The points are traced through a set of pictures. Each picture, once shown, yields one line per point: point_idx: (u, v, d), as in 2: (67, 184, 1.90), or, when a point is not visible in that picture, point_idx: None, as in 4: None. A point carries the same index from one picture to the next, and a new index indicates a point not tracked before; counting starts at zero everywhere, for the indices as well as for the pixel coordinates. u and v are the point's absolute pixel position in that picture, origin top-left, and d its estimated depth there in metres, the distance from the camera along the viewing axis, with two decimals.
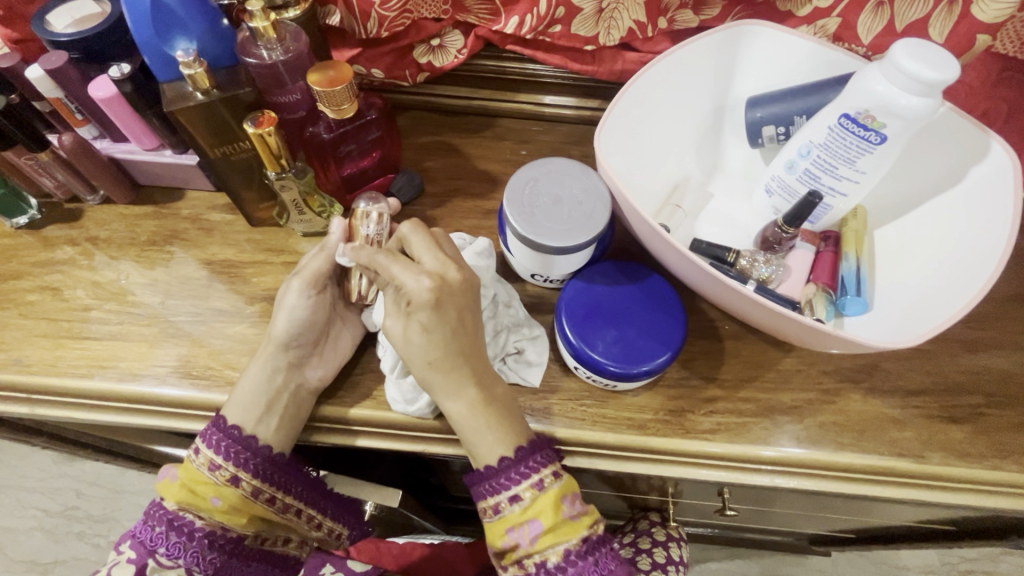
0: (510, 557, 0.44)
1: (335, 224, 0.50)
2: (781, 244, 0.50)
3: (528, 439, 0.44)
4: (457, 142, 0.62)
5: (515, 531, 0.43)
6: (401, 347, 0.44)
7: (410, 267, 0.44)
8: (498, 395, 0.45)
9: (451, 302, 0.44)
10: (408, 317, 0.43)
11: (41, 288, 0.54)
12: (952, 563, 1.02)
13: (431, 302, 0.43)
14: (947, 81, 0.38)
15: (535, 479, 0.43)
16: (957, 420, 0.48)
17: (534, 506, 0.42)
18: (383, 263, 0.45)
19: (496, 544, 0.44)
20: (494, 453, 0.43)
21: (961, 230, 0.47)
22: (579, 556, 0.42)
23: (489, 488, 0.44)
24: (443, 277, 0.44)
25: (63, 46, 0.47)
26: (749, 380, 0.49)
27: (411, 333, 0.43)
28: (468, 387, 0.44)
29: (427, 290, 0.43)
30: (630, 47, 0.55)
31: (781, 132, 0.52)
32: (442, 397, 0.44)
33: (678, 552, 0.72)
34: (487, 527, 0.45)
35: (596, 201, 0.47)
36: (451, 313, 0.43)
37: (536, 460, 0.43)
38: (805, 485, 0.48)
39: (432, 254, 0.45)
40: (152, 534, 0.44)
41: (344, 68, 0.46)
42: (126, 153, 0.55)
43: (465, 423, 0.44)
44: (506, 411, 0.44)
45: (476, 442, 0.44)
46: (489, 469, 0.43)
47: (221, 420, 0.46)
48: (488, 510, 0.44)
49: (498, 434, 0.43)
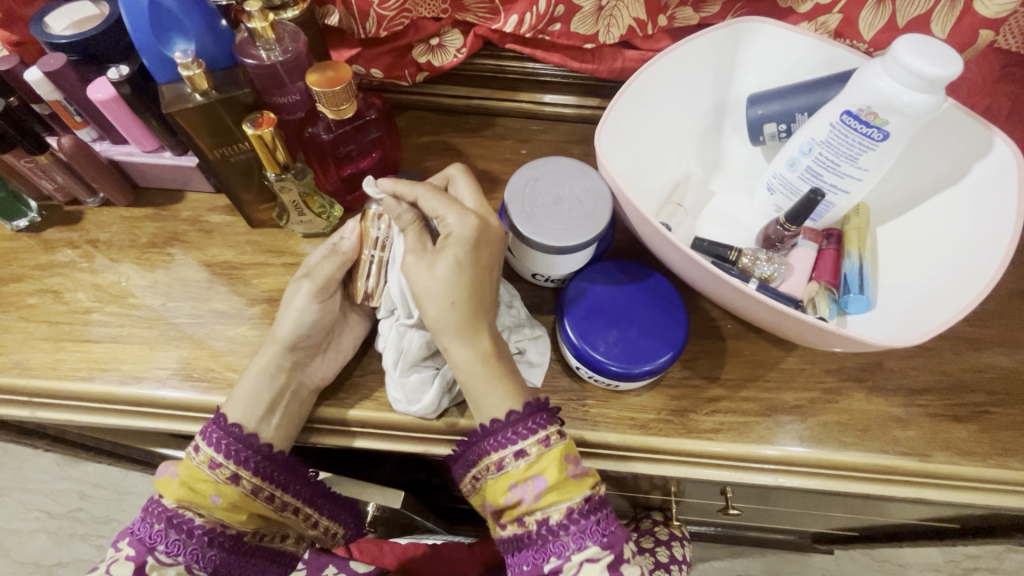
0: (510, 514, 0.43)
1: (347, 228, 0.50)
2: (783, 242, 0.50)
3: (533, 399, 0.44)
4: (456, 142, 0.61)
5: (517, 487, 0.42)
6: (423, 285, 0.43)
7: (453, 206, 0.46)
8: (506, 352, 0.45)
9: (487, 245, 0.45)
10: (441, 253, 0.44)
11: (41, 290, 0.54)
12: (956, 561, 1.02)
13: (471, 239, 0.44)
14: (950, 77, 0.38)
15: (540, 436, 0.42)
16: (961, 418, 0.47)
17: (539, 463, 0.42)
18: (424, 197, 0.46)
19: (497, 501, 0.43)
20: (501, 408, 0.43)
21: (965, 226, 0.47)
22: (581, 515, 0.42)
23: (492, 445, 0.43)
24: (483, 219, 0.46)
25: (62, 49, 0.47)
26: (752, 379, 0.49)
27: (441, 270, 0.43)
28: (483, 336, 0.44)
29: (470, 228, 0.45)
30: (630, 46, 0.55)
31: (782, 129, 0.52)
32: (453, 343, 0.44)
33: (680, 551, 0.72)
34: (488, 485, 0.44)
35: (597, 200, 0.47)
36: (484, 256, 0.45)
37: (540, 419, 0.42)
38: (808, 484, 0.48)
39: (472, 201, 0.48)
40: (151, 532, 0.44)
41: (343, 68, 0.46)
42: (126, 155, 0.55)
43: (473, 373, 0.44)
44: (513, 368, 0.45)
45: (483, 393, 0.43)
46: (495, 423, 0.43)
47: (221, 417, 0.45)
48: (490, 467, 0.43)
49: (506, 388, 0.44)
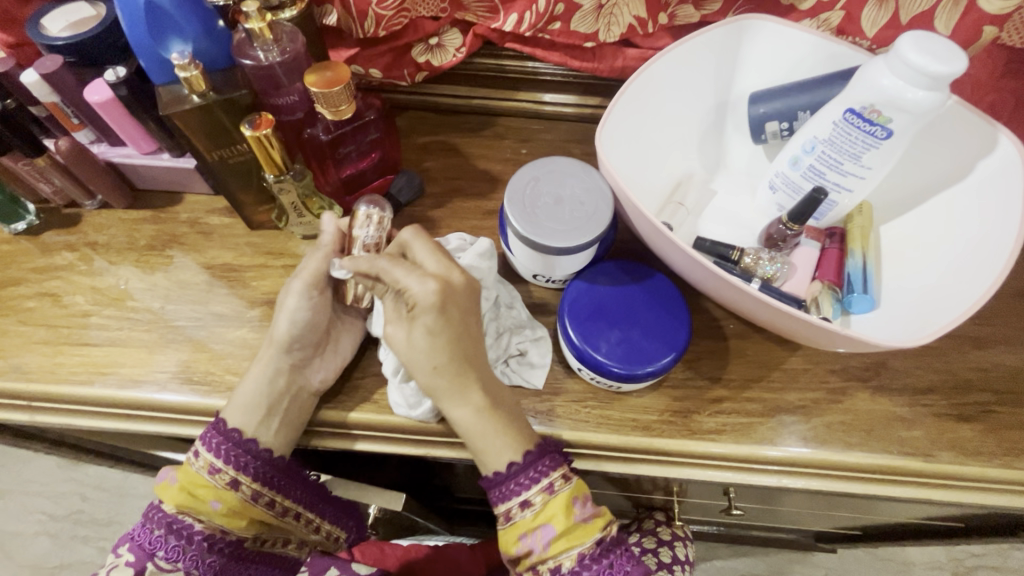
0: (523, 563, 0.43)
1: (324, 221, 0.49)
2: (786, 241, 0.49)
3: (535, 444, 0.44)
4: (456, 142, 0.61)
5: (528, 537, 0.42)
6: (405, 353, 0.44)
7: (413, 272, 0.43)
8: (502, 399, 0.45)
9: (456, 307, 0.43)
10: (413, 322, 0.43)
11: (40, 294, 0.54)
12: (960, 559, 1.01)
13: (437, 306, 0.42)
14: (954, 74, 0.37)
15: (546, 483, 0.43)
16: (967, 418, 0.47)
17: (546, 510, 0.42)
18: (383, 267, 0.44)
19: (509, 550, 0.44)
20: (502, 459, 0.43)
21: (969, 225, 0.47)
22: (593, 559, 0.42)
23: (500, 494, 0.43)
24: (446, 280, 0.43)
25: (58, 50, 0.46)
26: (755, 380, 0.49)
27: (417, 339, 0.43)
28: (474, 393, 0.44)
29: (432, 294, 0.42)
30: (631, 44, 0.54)
31: (784, 127, 0.51)
32: (449, 405, 0.44)
33: (683, 551, 0.72)
34: (499, 535, 0.44)
35: (598, 200, 0.47)
36: (457, 318, 0.43)
37: (545, 464, 0.43)
38: (813, 485, 0.48)
39: (432, 261, 0.44)
40: (151, 538, 0.44)
41: (342, 69, 0.46)
42: (124, 157, 0.55)
43: (473, 430, 0.44)
44: (512, 416, 0.44)
45: (485, 447, 0.44)
46: (499, 476, 0.43)
47: (220, 421, 0.45)
48: (499, 518, 0.44)
49: (505, 440, 0.43)
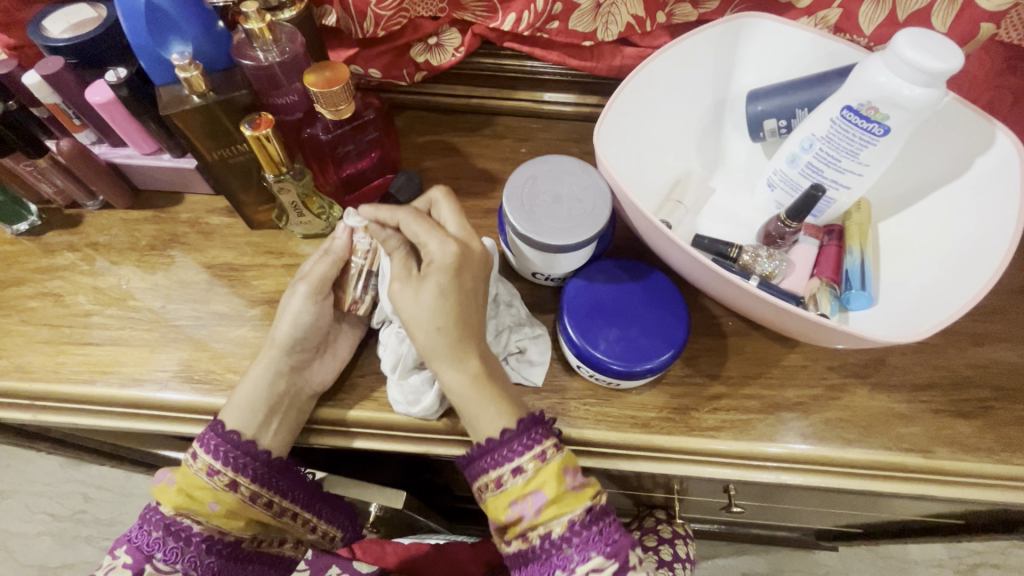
0: (513, 530, 0.44)
1: (337, 228, 0.49)
2: (784, 239, 0.50)
3: (528, 414, 0.44)
4: (456, 142, 0.61)
5: (518, 503, 0.43)
6: (409, 311, 0.44)
7: (434, 231, 0.45)
8: (498, 372, 0.45)
9: (470, 271, 0.45)
10: (424, 280, 0.44)
11: (41, 294, 0.54)
12: (961, 557, 1.01)
13: (453, 267, 0.44)
14: (951, 71, 0.38)
15: (537, 451, 0.42)
16: (966, 414, 0.47)
17: (537, 478, 0.42)
18: (405, 222, 0.45)
19: (498, 518, 0.44)
20: (494, 428, 0.43)
21: (968, 221, 0.47)
22: (583, 526, 0.42)
23: (491, 463, 0.43)
24: (466, 244, 0.45)
25: (60, 52, 0.47)
26: (754, 377, 0.49)
27: (425, 296, 0.43)
28: (471, 360, 0.44)
29: (451, 254, 0.44)
30: (629, 43, 0.55)
31: (782, 125, 0.51)
32: (444, 366, 0.44)
33: (684, 550, 0.72)
34: (489, 503, 0.44)
35: (596, 199, 0.47)
36: (469, 281, 0.45)
37: (536, 433, 0.43)
38: (811, 481, 0.48)
39: (452, 225, 0.46)
40: (149, 540, 0.44)
41: (341, 68, 0.46)
42: (125, 157, 0.55)
43: (465, 395, 0.44)
44: (507, 388, 0.45)
45: (476, 414, 0.44)
46: (490, 444, 0.43)
47: (220, 423, 0.46)
48: (489, 484, 0.44)
49: (499, 408, 0.44)
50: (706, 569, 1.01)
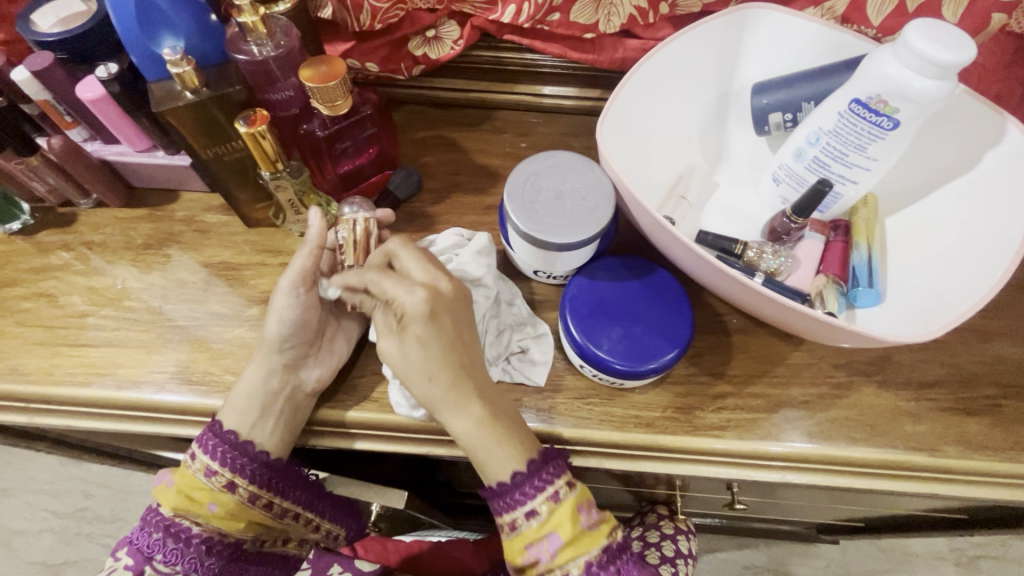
0: (530, 573, 0.43)
1: (310, 216, 0.47)
2: (789, 235, 0.49)
3: (539, 451, 0.43)
4: (455, 137, 0.60)
5: (534, 546, 0.42)
6: (398, 367, 0.43)
7: (401, 281, 0.43)
8: (502, 409, 0.44)
9: (446, 313, 0.43)
10: (404, 334, 0.42)
11: (36, 294, 0.53)
12: (963, 549, 1.01)
13: (427, 314, 0.42)
14: (964, 62, 0.37)
15: (550, 492, 0.42)
16: (973, 412, 0.46)
17: (552, 520, 0.42)
18: (373, 279, 0.44)
19: (515, 560, 0.43)
20: (507, 469, 0.42)
21: (977, 217, 0.46)
22: (600, 566, 0.42)
23: (505, 505, 0.43)
24: (435, 288, 0.43)
25: (49, 47, 0.45)
26: (759, 375, 0.48)
27: (408, 349, 0.42)
28: (472, 404, 0.42)
29: (421, 303, 0.42)
30: (631, 35, 0.53)
31: (788, 118, 0.51)
32: (448, 416, 0.43)
33: (686, 545, 0.71)
34: (505, 544, 0.44)
35: (600, 195, 0.46)
36: (448, 323, 0.43)
37: (548, 472, 0.42)
38: (817, 480, 0.47)
39: (417, 269, 0.44)
40: (150, 541, 0.44)
41: (338, 63, 0.45)
42: (118, 155, 0.54)
43: (472, 440, 0.42)
44: (513, 424, 0.43)
45: (487, 460, 0.42)
46: (503, 486, 0.42)
47: (216, 424, 0.45)
48: (505, 526, 0.43)
49: (508, 450, 0.42)
50: (707, 563, 1.01)
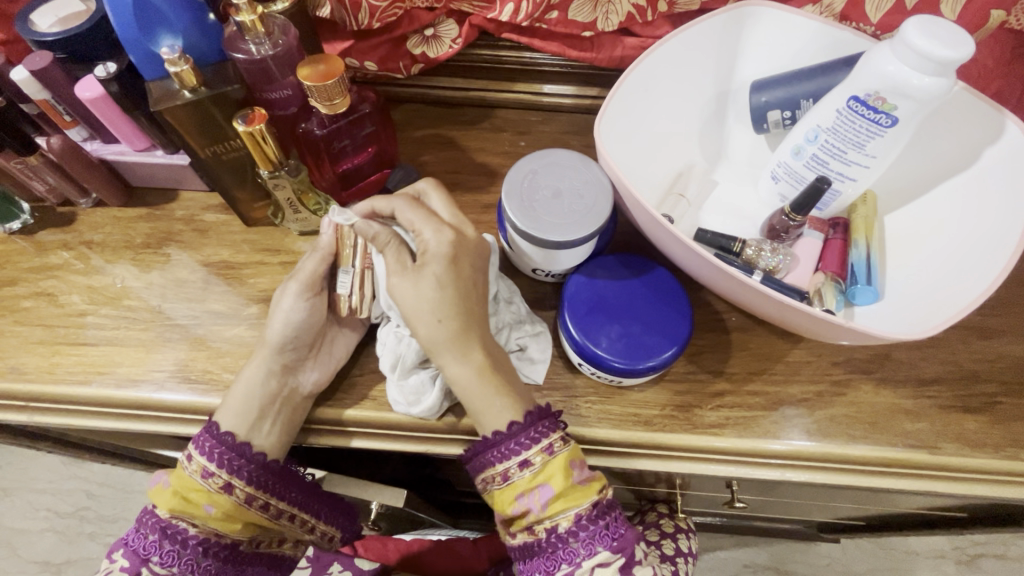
0: (520, 523, 0.43)
1: (323, 225, 0.47)
2: (788, 233, 0.49)
3: (535, 406, 0.43)
4: (454, 135, 0.60)
5: (525, 497, 0.42)
6: (410, 306, 0.43)
7: (429, 219, 0.45)
8: (504, 365, 0.45)
9: (466, 257, 0.45)
10: (421, 271, 0.43)
11: (35, 294, 0.53)
12: (963, 547, 1.01)
13: (449, 254, 0.44)
14: (962, 59, 0.36)
15: (544, 445, 0.42)
16: (972, 410, 0.46)
17: (545, 471, 0.42)
18: (400, 209, 0.45)
19: (505, 510, 0.43)
20: (502, 419, 0.43)
21: (976, 214, 0.46)
22: (589, 520, 0.42)
23: (498, 456, 0.43)
24: (460, 231, 0.45)
25: (48, 46, 0.45)
26: (758, 372, 0.48)
27: (422, 286, 0.43)
28: (475, 351, 0.43)
29: (447, 243, 0.44)
30: (630, 33, 0.53)
31: (787, 116, 0.50)
32: (448, 360, 0.43)
33: (687, 544, 0.72)
34: (495, 494, 0.44)
35: (598, 193, 0.46)
36: (466, 266, 0.44)
37: (543, 426, 0.42)
38: (815, 478, 0.47)
39: (446, 214, 0.47)
40: (146, 543, 0.44)
41: (335, 61, 0.45)
42: (117, 154, 0.54)
43: (471, 388, 0.43)
44: (512, 380, 0.44)
45: (482, 407, 0.43)
46: (498, 436, 0.42)
47: (214, 425, 0.45)
48: (495, 477, 0.43)
49: (505, 400, 0.43)
50: (707, 562, 1.01)
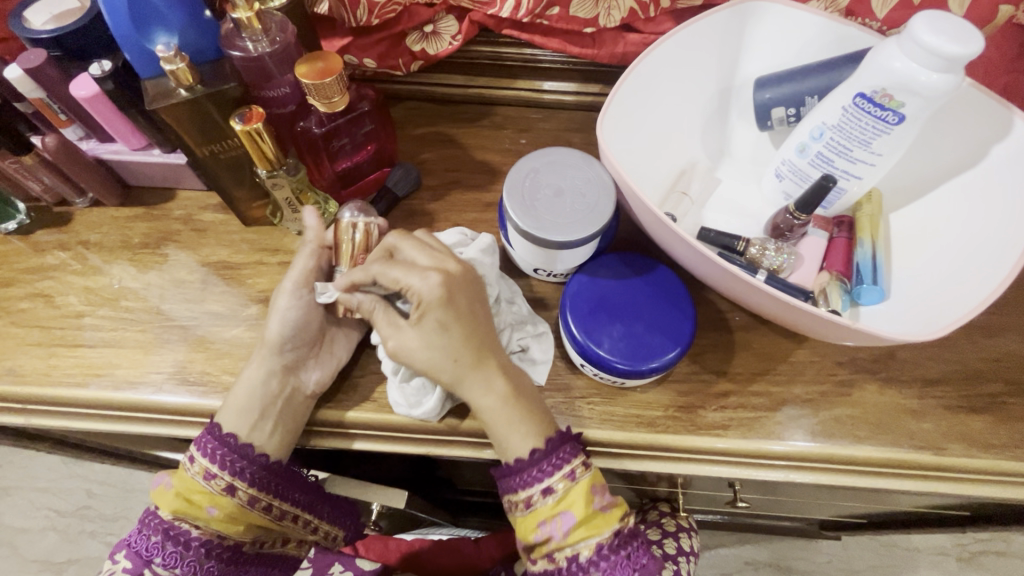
0: (540, 551, 0.43)
1: (306, 216, 0.48)
2: (793, 231, 0.48)
3: (556, 431, 0.43)
4: (454, 133, 0.60)
5: (547, 524, 0.42)
6: (419, 356, 0.42)
7: (411, 269, 0.43)
8: (524, 385, 0.44)
9: (461, 293, 0.43)
10: (420, 323, 0.42)
11: (32, 294, 0.53)
12: (965, 544, 1.01)
13: (443, 298, 0.42)
14: (970, 55, 0.36)
15: (566, 470, 0.42)
16: (978, 410, 0.46)
17: (567, 498, 0.42)
18: (380, 272, 0.43)
19: (526, 538, 0.43)
20: (527, 445, 0.42)
21: (983, 213, 0.45)
22: (611, 549, 0.42)
23: (520, 481, 0.43)
24: (445, 270, 0.43)
25: (43, 44, 0.45)
26: (761, 373, 0.48)
27: (427, 335, 0.42)
28: (495, 380, 0.43)
29: (437, 286, 0.42)
30: (632, 29, 0.53)
31: (791, 113, 0.50)
32: (472, 393, 0.43)
33: (688, 543, 0.70)
34: (517, 521, 0.44)
35: (600, 192, 0.46)
36: (463, 304, 0.43)
37: (565, 451, 0.42)
38: (820, 479, 0.47)
39: (423, 257, 0.44)
40: (148, 545, 0.44)
41: (334, 59, 0.44)
42: (113, 153, 0.54)
43: (497, 418, 0.43)
44: (533, 401, 0.44)
45: (509, 437, 0.43)
46: (521, 462, 0.42)
47: (214, 426, 0.45)
48: (518, 504, 0.43)
49: (530, 426, 0.42)
50: (710, 559, 1.00)
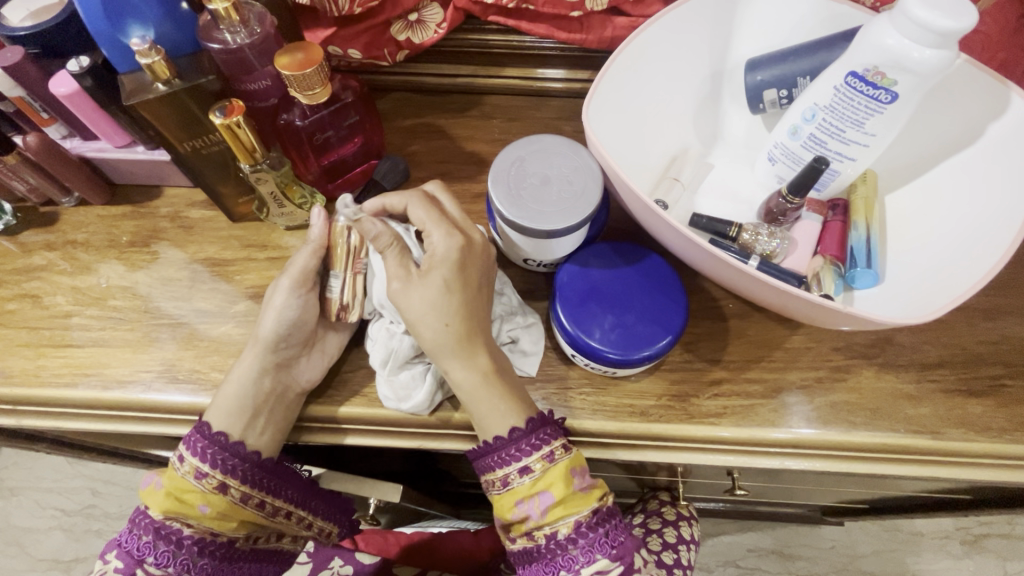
0: (519, 529, 0.43)
1: (312, 215, 0.47)
2: (786, 215, 0.47)
3: (537, 413, 0.43)
4: (442, 124, 0.59)
5: (525, 503, 0.41)
6: (413, 312, 0.42)
7: (440, 223, 0.44)
8: (506, 367, 0.44)
9: (476, 262, 0.44)
10: (427, 276, 0.42)
11: (19, 296, 0.53)
12: (968, 528, 1.00)
13: (458, 259, 0.43)
14: (964, 29, 0.35)
15: (545, 451, 0.41)
16: (977, 393, 0.45)
17: (545, 479, 0.41)
18: (410, 212, 0.45)
19: (504, 516, 0.43)
20: (502, 425, 0.42)
21: (977, 193, 0.44)
22: (589, 528, 0.41)
23: (497, 460, 0.42)
24: (468, 235, 0.45)
25: (21, 41, 0.44)
26: (756, 360, 0.47)
27: (429, 291, 0.42)
28: (480, 354, 0.43)
29: (455, 247, 0.43)
30: (619, 12, 0.52)
31: (783, 95, 0.49)
32: (453, 363, 0.42)
33: (689, 531, 0.69)
34: (495, 500, 0.43)
35: (587, 179, 0.45)
36: (473, 276, 0.44)
37: (546, 432, 0.42)
38: (817, 466, 0.46)
39: (455, 217, 0.46)
40: (139, 544, 0.43)
41: (315, 50, 0.43)
42: (97, 151, 0.53)
43: (474, 392, 0.42)
44: (515, 385, 0.43)
45: (484, 412, 0.42)
46: (498, 441, 0.42)
47: (204, 425, 0.44)
48: (495, 482, 0.43)
49: (508, 405, 0.42)
50: (711, 547, 1.00)
